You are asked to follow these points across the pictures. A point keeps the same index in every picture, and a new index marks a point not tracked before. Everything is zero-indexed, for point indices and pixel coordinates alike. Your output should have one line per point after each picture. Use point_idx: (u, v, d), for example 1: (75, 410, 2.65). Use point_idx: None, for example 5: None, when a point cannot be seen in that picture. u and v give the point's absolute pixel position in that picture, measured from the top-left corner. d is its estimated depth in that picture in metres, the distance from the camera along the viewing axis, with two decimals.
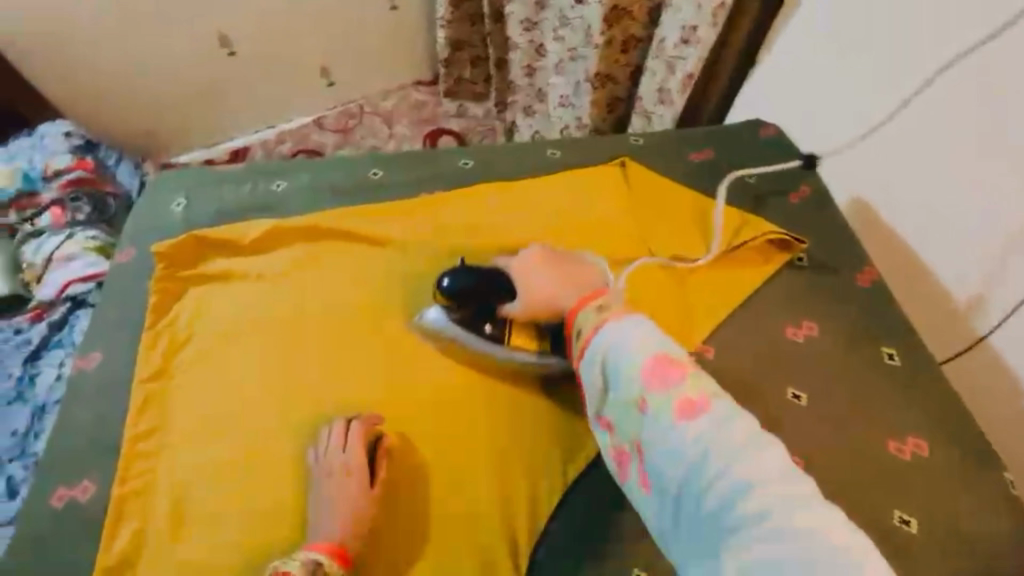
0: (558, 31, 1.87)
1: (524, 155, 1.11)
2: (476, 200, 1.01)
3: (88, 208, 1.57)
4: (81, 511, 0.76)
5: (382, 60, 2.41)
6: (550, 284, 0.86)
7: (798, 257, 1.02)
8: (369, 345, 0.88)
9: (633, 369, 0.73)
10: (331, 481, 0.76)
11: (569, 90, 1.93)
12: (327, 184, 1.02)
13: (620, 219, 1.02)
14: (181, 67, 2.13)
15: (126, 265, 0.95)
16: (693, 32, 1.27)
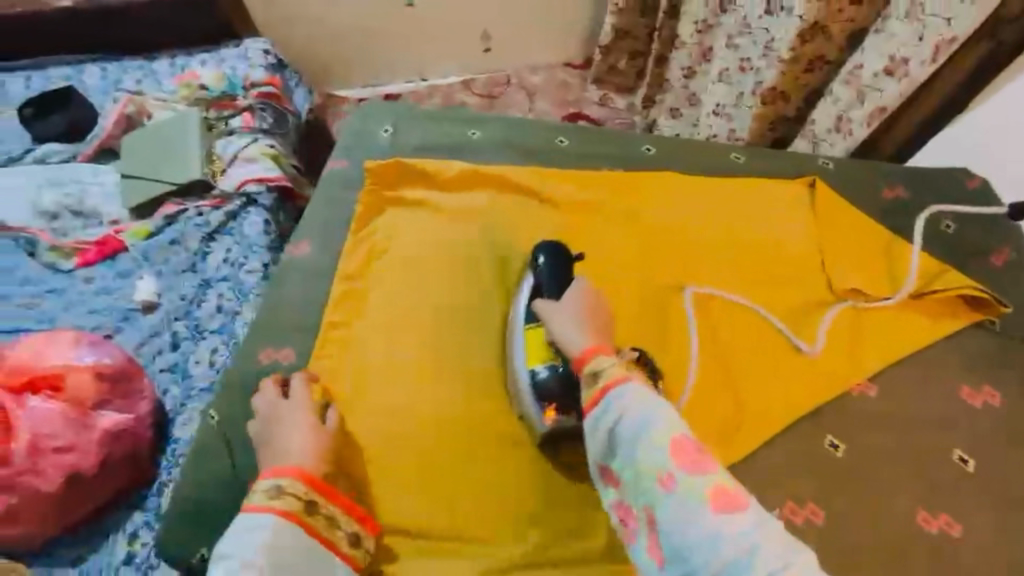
0: (735, 39, 1.79)
1: (699, 159, 1.18)
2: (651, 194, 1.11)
3: (271, 118, 1.76)
4: (284, 370, 0.96)
5: (542, 37, 2.45)
6: (570, 318, 0.89)
7: (985, 321, 1.05)
8: (530, 293, 1.00)
9: (650, 445, 0.75)
10: (287, 416, 0.86)
11: (729, 101, 1.87)
12: (513, 141, 1.15)
13: (778, 243, 1.09)
14: (359, 8, 2.23)
15: (337, 172, 1.13)
16: (902, 64, 1.19)
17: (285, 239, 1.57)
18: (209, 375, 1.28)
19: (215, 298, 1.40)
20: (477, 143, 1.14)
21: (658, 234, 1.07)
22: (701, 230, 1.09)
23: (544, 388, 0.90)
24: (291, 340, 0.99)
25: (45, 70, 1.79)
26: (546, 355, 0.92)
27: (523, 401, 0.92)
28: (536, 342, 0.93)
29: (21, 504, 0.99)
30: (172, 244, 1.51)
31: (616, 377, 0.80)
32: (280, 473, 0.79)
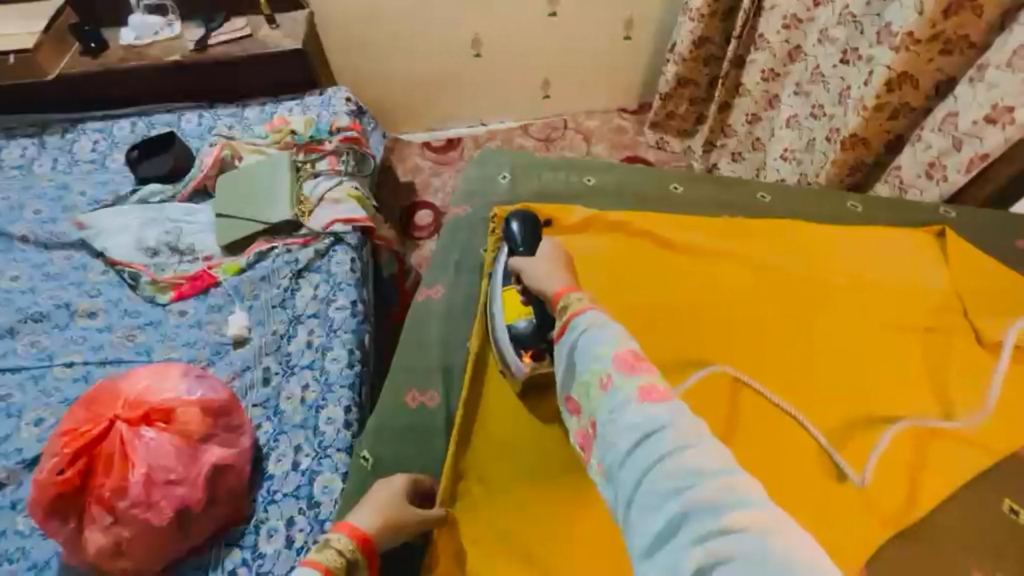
0: (804, 86, 1.82)
1: (818, 213, 1.22)
2: (773, 242, 1.14)
3: (353, 162, 1.82)
4: (430, 413, 1.02)
5: (598, 84, 2.52)
6: (545, 271, 0.95)
7: None
8: (664, 330, 1.02)
9: (606, 353, 0.72)
10: (377, 491, 0.88)
11: (799, 145, 1.88)
12: (631, 190, 1.23)
13: (906, 297, 1.07)
14: (428, 58, 2.34)
15: (461, 219, 1.22)
16: (1006, 113, 1.19)
17: (368, 275, 1.61)
18: (300, 411, 1.30)
19: (305, 333, 1.44)
20: (594, 190, 1.22)
21: (782, 276, 1.10)
22: (762, 328, 1.03)
23: (522, 337, 0.98)
24: (434, 386, 1.05)
25: (148, 116, 1.92)
26: (523, 307, 1.00)
27: (503, 348, 1.01)
28: (512, 299, 1.02)
29: (129, 539, 1.04)
30: (262, 280, 1.56)
31: (579, 308, 0.81)
32: (346, 532, 0.81)
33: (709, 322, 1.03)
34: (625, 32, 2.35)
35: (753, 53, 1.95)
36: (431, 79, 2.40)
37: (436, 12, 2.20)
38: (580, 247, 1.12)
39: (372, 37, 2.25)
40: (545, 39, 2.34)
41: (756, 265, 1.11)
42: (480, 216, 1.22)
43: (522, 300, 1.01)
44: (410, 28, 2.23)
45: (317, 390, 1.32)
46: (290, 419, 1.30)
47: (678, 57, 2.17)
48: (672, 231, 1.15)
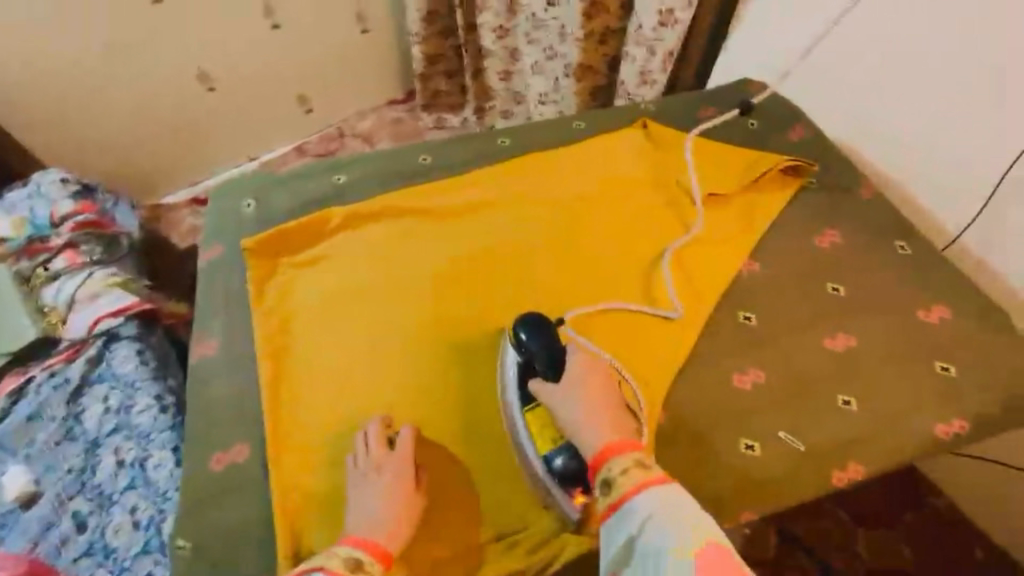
0: (532, 34, 1.97)
1: (606, 115, 1.08)
2: (540, 169, 0.97)
3: (100, 248, 1.57)
4: None
5: (360, 83, 2.41)
6: (585, 409, 0.69)
7: (808, 181, 0.93)
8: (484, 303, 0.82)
9: (673, 552, 0.59)
10: (366, 482, 0.68)
11: (549, 88, 2.04)
12: (417, 153, 1.00)
13: (689, 175, 0.96)
14: (162, 110, 2.07)
15: (217, 261, 0.85)
16: (670, 15, 1.40)
17: (168, 362, 1.40)
18: (137, 538, 1.12)
19: (111, 455, 1.22)
20: (364, 168, 0.96)
21: (600, 189, 0.95)
22: (593, 254, 0.88)
23: (567, 474, 0.68)
24: None
25: None
26: (556, 439, 0.70)
27: (544, 494, 0.70)
28: (542, 429, 0.71)
29: None
30: (32, 420, 1.28)
31: (633, 488, 0.63)
32: (362, 545, 0.64)
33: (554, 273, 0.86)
34: (361, 27, 2.28)
35: (480, 16, 2.03)
36: (169, 130, 2.11)
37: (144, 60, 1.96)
38: (364, 243, 0.86)
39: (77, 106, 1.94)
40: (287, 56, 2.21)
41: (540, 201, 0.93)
42: (234, 253, 0.86)
43: (552, 425, 0.71)
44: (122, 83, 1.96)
45: (149, 507, 1.15)
46: (128, 554, 1.11)
47: (417, 37, 2.21)
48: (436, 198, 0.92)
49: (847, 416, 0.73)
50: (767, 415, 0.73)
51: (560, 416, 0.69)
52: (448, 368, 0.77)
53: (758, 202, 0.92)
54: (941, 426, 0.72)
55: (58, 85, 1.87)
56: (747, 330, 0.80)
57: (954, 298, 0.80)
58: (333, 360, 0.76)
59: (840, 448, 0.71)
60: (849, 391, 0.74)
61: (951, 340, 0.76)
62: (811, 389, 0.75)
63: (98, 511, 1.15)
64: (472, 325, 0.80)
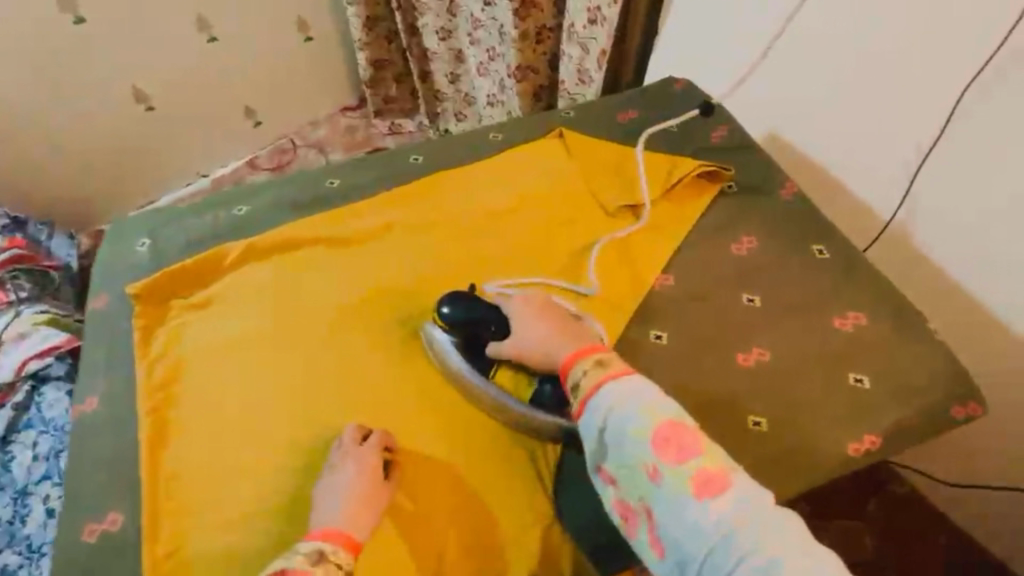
0: (473, 35, 1.91)
1: (527, 123, 1.02)
2: (452, 187, 0.91)
3: (29, 283, 1.49)
4: None
5: (309, 85, 2.13)
6: (549, 335, 0.73)
7: (726, 185, 0.90)
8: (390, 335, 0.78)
9: (642, 434, 0.63)
10: (336, 473, 0.66)
11: (495, 90, 1.97)
12: (321, 178, 0.95)
13: (603, 185, 0.91)
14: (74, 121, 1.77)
15: (104, 312, 0.81)
16: (598, 12, 1.36)
17: None
18: None
19: (40, 503, 1.18)
20: (265, 199, 0.91)
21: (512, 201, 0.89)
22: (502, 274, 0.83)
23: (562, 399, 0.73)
24: None
25: None
26: (530, 380, 0.76)
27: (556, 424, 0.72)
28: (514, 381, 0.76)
29: None
30: None
31: (601, 383, 0.67)
32: (330, 538, 0.62)
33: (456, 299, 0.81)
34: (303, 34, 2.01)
35: (421, 18, 1.97)
36: (91, 151, 1.84)
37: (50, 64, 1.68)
38: (261, 280, 0.82)
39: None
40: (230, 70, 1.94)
41: (446, 223, 0.88)
42: (124, 301, 0.81)
43: (517, 370, 0.76)
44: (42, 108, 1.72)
45: None
46: None
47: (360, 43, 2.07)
48: (337, 225, 0.87)
49: (758, 438, 0.70)
50: None
51: (529, 356, 0.74)
52: (337, 414, 0.72)
53: (670, 211, 0.88)
54: (853, 444, 0.69)
55: None
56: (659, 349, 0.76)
57: (868, 301, 0.77)
58: (217, 411, 0.72)
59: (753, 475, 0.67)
60: (760, 409, 0.71)
61: (864, 347, 0.74)
62: (722, 410, 0.71)
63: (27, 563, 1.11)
64: (372, 362, 0.76)
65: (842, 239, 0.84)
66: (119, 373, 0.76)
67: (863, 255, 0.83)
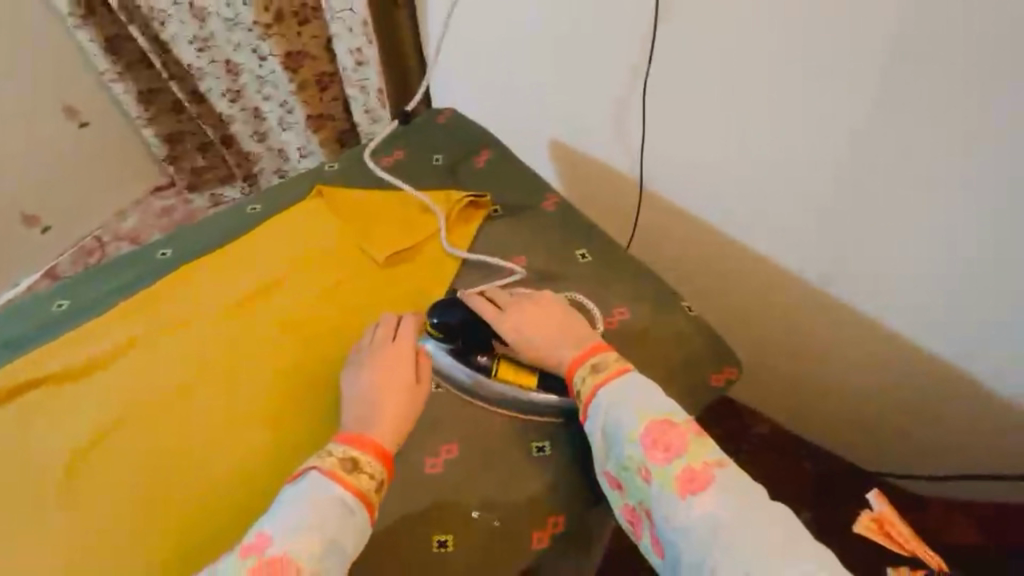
0: (265, 88, 1.52)
1: (286, 187, 0.96)
2: (205, 278, 0.84)
3: None
4: None
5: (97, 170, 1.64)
6: (542, 338, 0.71)
7: (492, 210, 0.91)
8: (135, 456, 0.70)
9: (634, 435, 0.63)
10: (362, 377, 0.69)
11: (303, 142, 1.62)
12: (51, 299, 0.83)
13: (369, 239, 0.86)
14: None
15: None
16: (360, 53, 1.26)
17: None
18: None
19: None
20: None
21: (272, 274, 0.84)
22: (263, 358, 0.77)
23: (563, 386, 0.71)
24: None
25: None
26: (532, 369, 0.71)
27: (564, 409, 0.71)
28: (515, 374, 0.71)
29: None
30: None
31: (610, 374, 0.67)
32: (360, 444, 0.63)
33: (210, 400, 0.74)
34: (75, 119, 1.55)
35: (200, 82, 1.54)
36: None
37: None
38: None
39: None
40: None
41: (197, 324, 0.79)
42: None
43: (520, 359, 0.72)
44: None
45: None
46: None
47: (141, 120, 1.61)
48: (66, 356, 0.76)
49: (543, 464, 0.69)
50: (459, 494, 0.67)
51: (528, 356, 0.71)
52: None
53: (439, 250, 0.86)
54: None
55: None
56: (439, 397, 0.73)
57: (632, 295, 0.81)
58: None
59: (539, 503, 0.67)
60: (542, 433, 0.71)
61: (631, 342, 0.77)
62: (507, 445, 0.70)
63: None
64: (115, 496, 0.68)
65: (603, 236, 0.89)
66: None
67: (623, 248, 0.88)
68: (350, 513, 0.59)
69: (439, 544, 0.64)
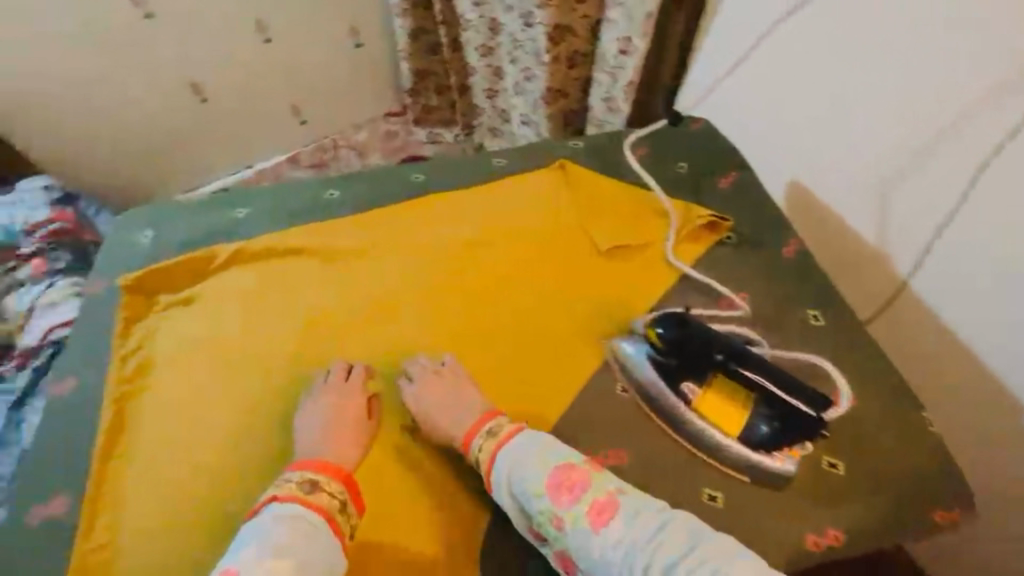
0: (513, 53, 1.70)
1: (531, 153, 1.01)
2: (448, 211, 0.91)
3: (67, 257, 1.55)
4: (62, 526, 0.65)
5: (357, 87, 1.87)
6: (702, 406, 0.65)
7: (725, 236, 0.86)
8: (360, 340, 0.80)
9: (541, 486, 0.62)
10: (314, 406, 0.71)
11: (528, 110, 1.76)
12: (321, 190, 0.97)
13: (594, 222, 0.88)
14: (113, 109, 1.57)
15: (95, 296, 0.84)
16: (628, 42, 1.17)
17: None
18: None
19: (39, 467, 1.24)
20: (258, 209, 0.94)
21: (507, 227, 0.89)
22: (482, 297, 0.82)
23: (772, 445, 0.62)
24: (69, 481, 0.68)
25: None
26: (744, 416, 0.63)
27: (760, 469, 0.63)
28: (719, 412, 0.64)
29: None
30: None
31: (510, 432, 0.67)
32: (324, 469, 0.65)
33: (429, 316, 0.81)
34: (353, 37, 1.78)
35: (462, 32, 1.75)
36: (130, 130, 1.63)
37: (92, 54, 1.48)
38: (245, 280, 0.83)
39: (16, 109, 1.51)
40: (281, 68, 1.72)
41: (427, 246, 0.87)
42: (114, 290, 0.83)
43: (734, 399, 0.64)
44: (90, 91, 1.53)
45: None
46: None
47: (404, 52, 1.82)
48: (327, 238, 0.88)
49: (711, 513, 0.63)
50: None
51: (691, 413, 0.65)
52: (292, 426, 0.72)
53: (660, 257, 0.84)
54: (812, 536, 0.61)
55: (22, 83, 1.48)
56: (628, 402, 0.71)
57: (859, 380, 0.71)
58: (178, 400, 0.74)
59: None
60: (716, 482, 0.64)
61: (848, 426, 0.67)
62: (688, 477, 0.65)
63: None
64: (335, 366, 0.77)
65: (843, 306, 0.79)
66: (94, 359, 0.77)
67: (864, 326, 0.77)
68: (319, 531, 0.59)
69: None
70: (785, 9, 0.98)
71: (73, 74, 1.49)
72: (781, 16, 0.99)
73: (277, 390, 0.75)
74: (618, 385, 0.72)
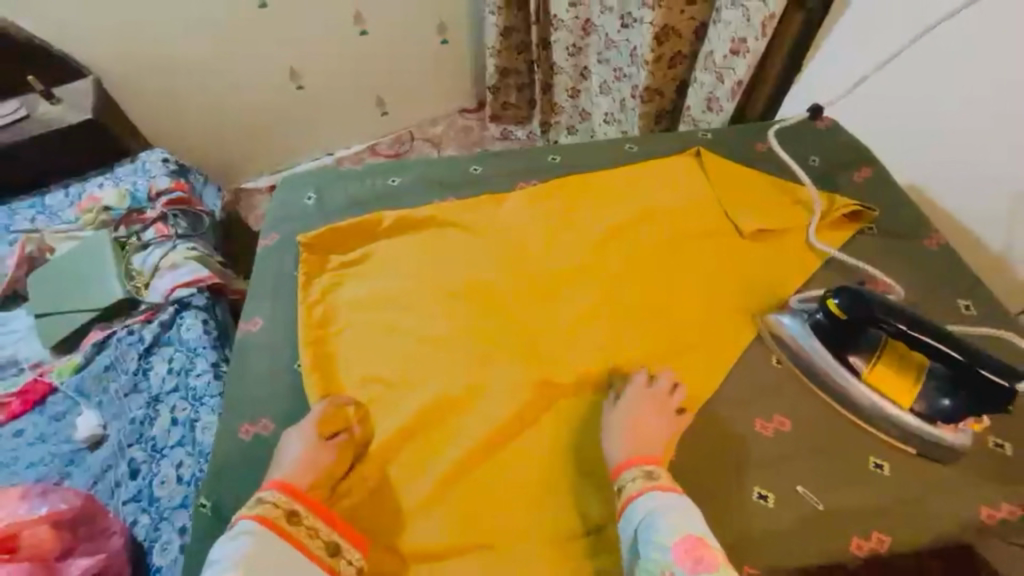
0: (604, 54, 1.77)
1: (663, 142, 1.06)
2: (596, 193, 0.96)
3: (185, 224, 1.69)
4: (266, 444, 0.72)
5: (435, 83, 2.18)
6: (870, 378, 0.67)
7: (867, 226, 0.88)
8: (522, 306, 0.84)
9: (660, 544, 0.56)
10: (290, 438, 0.68)
11: (615, 108, 1.82)
12: (463, 168, 1.02)
13: (733, 206, 0.91)
14: (244, 88, 1.95)
15: (272, 248, 0.92)
16: (742, 43, 1.21)
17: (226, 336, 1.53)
18: (179, 491, 1.21)
19: (167, 412, 1.34)
20: (408, 182, 1.00)
21: (655, 211, 0.92)
22: (637, 275, 0.86)
23: (947, 418, 0.64)
24: (271, 405, 0.76)
25: (7, 204, 1.74)
26: (916, 389, 0.66)
27: (930, 442, 0.65)
28: (890, 383, 0.67)
29: None
30: (107, 370, 1.42)
31: (666, 484, 0.61)
32: (273, 487, 0.64)
33: (586, 288, 0.85)
34: (440, 36, 2.07)
35: (553, 33, 1.85)
36: (257, 106, 2.00)
37: (231, 45, 1.85)
38: (411, 247, 0.90)
39: (167, 86, 1.87)
40: (376, 62, 2.06)
41: (575, 221, 0.93)
42: (291, 243, 0.93)
43: (906, 373, 0.66)
44: (228, 73, 1.90)
45: (193, 465, 1.24)
46: (170, 503, 1.21)
47: (493, 50, 2.00)
48: (482, 213, 0.93)
49: (881, 481, 0.65)
50: (791, 464, 0.67)
51: (860, 386, 0.68)
52: (468, 376, 0.78)
53: (803, 242, 0.87)
54: (987, 509, 0.62)
55: (177, 63, 1.84)
56: (788, 374, 0.73)
57: None
58: (361, 350, 0.80)
59: (884, 513, 0.63)
60: (882, 452, 0.67)
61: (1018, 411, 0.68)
62: (858, 444, 0.67)
63: (161, 480, 1.23)
64: (500, 328, 0.82)
65: (989, 296, 0.81)
66: (281, 305, 0.85)
67: (1012, 317, 0.79)
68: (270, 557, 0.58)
69: (760, 496, 0.65)
70: (924, 24, 0.98)
71: (217, 60, 1.87)
72: (917, 32, 0.99)
73: (451, 346, 0.80)
74: (775, 357, 0.75)
